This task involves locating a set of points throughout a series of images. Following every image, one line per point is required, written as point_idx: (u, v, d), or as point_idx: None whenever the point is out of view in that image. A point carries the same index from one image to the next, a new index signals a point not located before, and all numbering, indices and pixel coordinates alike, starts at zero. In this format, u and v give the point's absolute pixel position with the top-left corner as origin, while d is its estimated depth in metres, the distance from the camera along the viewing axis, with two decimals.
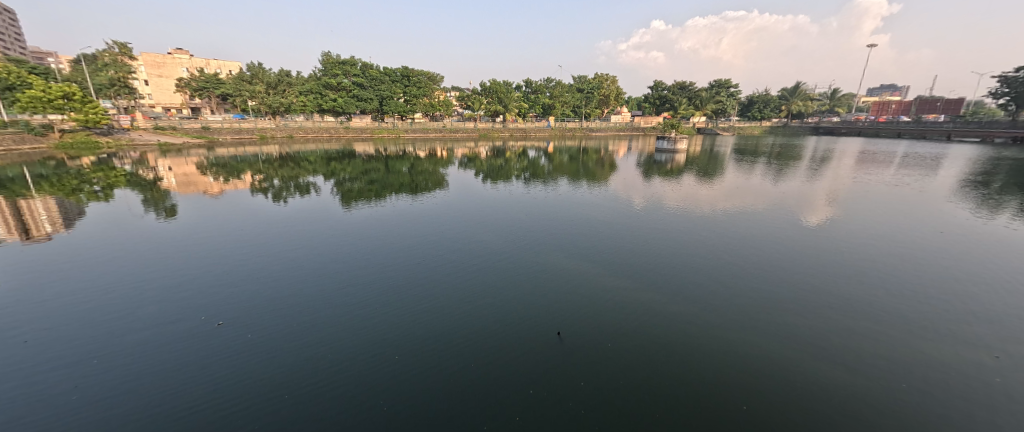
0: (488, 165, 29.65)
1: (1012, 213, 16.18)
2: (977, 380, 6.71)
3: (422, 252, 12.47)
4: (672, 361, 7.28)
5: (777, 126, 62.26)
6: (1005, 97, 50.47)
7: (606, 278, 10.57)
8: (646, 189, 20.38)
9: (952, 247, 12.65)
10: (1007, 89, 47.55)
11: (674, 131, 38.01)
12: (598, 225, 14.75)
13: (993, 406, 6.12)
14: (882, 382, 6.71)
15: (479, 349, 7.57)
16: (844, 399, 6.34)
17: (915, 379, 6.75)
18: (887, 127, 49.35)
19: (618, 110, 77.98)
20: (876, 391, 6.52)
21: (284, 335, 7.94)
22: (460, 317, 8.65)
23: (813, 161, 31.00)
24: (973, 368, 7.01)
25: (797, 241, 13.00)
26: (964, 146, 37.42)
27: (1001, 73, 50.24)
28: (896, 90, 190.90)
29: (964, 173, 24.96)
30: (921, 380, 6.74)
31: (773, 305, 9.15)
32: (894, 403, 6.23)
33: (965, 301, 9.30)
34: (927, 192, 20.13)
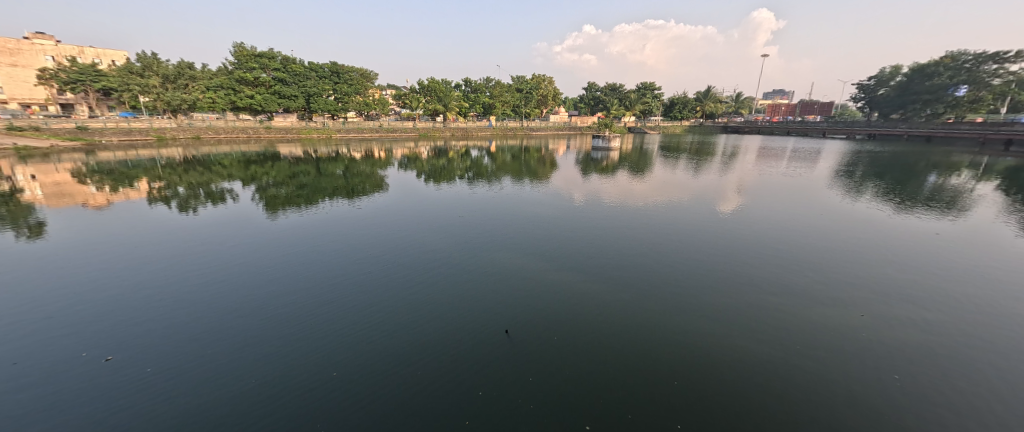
0: (430, 165, 28.57)
1: (875, 194, 19.20)
2: (879, 335, 7.48)
3: (351, 259, 11.30)
4: (621, 349, 7.07)
5: (697, 125, 68.08)
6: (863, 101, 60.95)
7: (548, 273, 10.22)
8: (586, 185, 20.74)
9: (842, 224, 14.37)
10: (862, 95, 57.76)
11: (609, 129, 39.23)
12: (542, 221, 14.67)
13: (894, 356, 6.84)
14: (811, 348, 7.06)
15: (416, 358, 6.78)
16: (782, 369, 6.54)
17: (832, 339, 7.35)
18: (785, 126, 56.22)
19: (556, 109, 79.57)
20: (804, 353, 6.92)
21: (189, 365, 6.63)
22: (395, 326, 7.77)
23: (725, 156, 34.26)
24: (877, 325, 7.80)
25: (720, 227, 13.80)
26: (839, 141, 44.12)
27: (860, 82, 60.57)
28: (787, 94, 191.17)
29: (842, 163, 29.28)
30: (837, 339, 7.35)
31: (709, 286, 9.44)
32: (825, 369, 6.52)
33: (860, 269, 10.41)
34: (815, 179, 23.13)
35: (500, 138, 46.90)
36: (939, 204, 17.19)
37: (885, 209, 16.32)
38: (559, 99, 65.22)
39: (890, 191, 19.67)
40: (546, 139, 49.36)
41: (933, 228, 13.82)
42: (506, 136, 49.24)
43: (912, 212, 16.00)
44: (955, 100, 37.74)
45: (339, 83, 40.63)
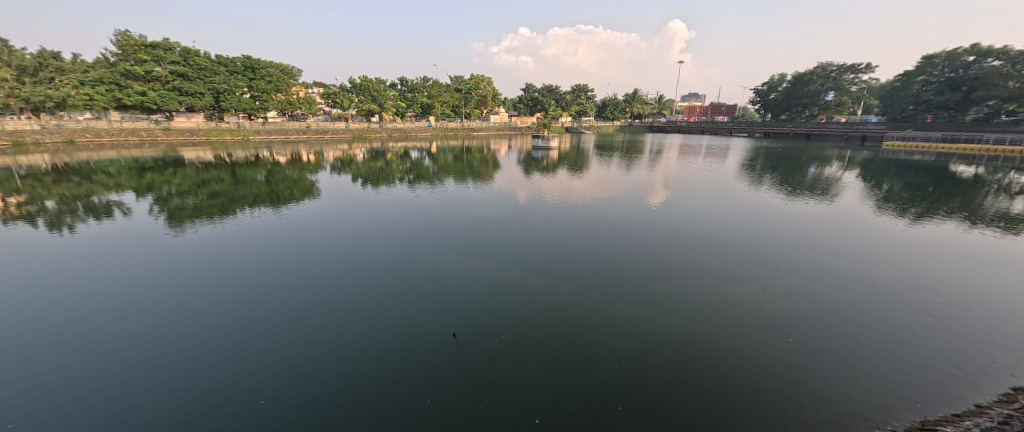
0: (366, 168, 26.60)
1: (773, 182, 21.56)
2: (807, 303, 7.99)
3: (268, 272, 9.82)
4: (573, 340, 6.78)
5: (628, 125, 72.13)
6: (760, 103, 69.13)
7: (492, 272, 9.72)
8: (528, 183, 20.52)
9: (760, 209, 15.58)
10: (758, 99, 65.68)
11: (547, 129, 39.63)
12: (489, 220, 14.16)
13: (822, 322, 7.30)
14: (751, 321, 7.33)
15: (349, 374, 5.88)
16: (727, 343, 6.67)
17: (769, 311, 7.70)
18: (703, 126, 61.51)
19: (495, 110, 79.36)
20: (745, 326, 7.15)
21: (54, 415, 5.15)
22: (322, 341, 6.75)
23: (652, 152, 36.41)
24: (804, 296, 8.35)
25: (656, 219, 14.23)
26: (745, 138, 49.39)
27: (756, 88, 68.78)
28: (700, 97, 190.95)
29: (749, 157, 32.63)
30: (772, 311, 7.72)
31: (654, 273, 9.54)
32: (765, 339, 6.75)
33: (782, 247, 11.21)
34: (727, 171, 25.38)
35: (439, 138, 45.59)
36: (822, 189, 19.49)
37: (781, 196, 18.07)
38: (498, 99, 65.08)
39: (784, 180, 22.27)
40: (486, 139, 48.92)
41: (817, 210, 15.43)
42: (445, 136, 47.97)
43: (800, 197, 17.83)
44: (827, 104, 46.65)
45: (255, 80, 36.84)
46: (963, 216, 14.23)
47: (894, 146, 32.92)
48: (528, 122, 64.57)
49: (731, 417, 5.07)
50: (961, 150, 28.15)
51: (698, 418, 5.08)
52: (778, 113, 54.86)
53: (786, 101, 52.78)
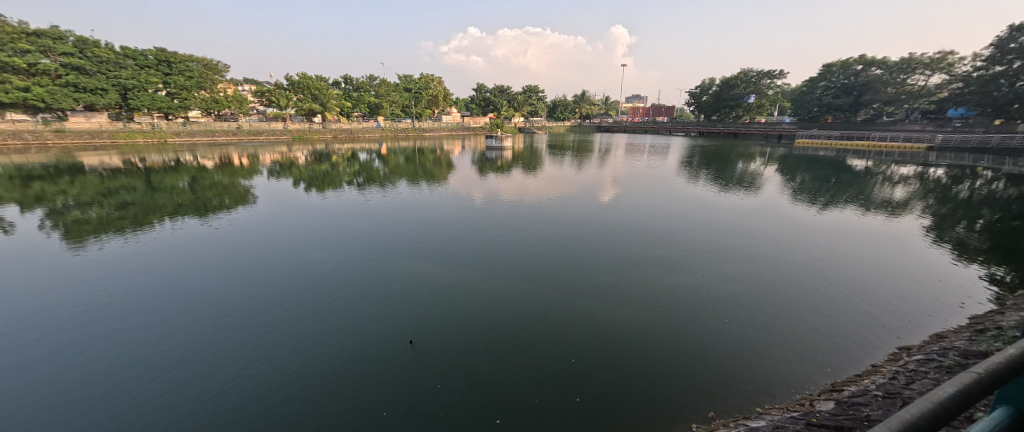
0: (309, 171, 24.51)
1: (705, 177, 22.99)
2: (759, 281, 8.19)
3: (177, 287, 8.17)
4: (537, 336, 6.27)
5: (578, 125, 73.87)
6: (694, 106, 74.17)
7: (450, 270, 8.86)
8: (484, 184, 19.92)
9: (706, 202, 16.23)
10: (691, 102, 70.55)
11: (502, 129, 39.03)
12: (447, 218, 13.36)
13: (773, 297, 7.48)
14: (710, 300, 7.34)
15: (283, 410, 4.88)
16: (690, 322, 6.58)
17: (725, 290, 7.78)
18: (647, 126, 64.55)
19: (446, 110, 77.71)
20: (705, 306, 7.13)
21: None
22: (248, 371, 5.58)
23: (601, 151, 37.39)
24: (755, 274, 8.57)
25: (612, 212, 14.26)
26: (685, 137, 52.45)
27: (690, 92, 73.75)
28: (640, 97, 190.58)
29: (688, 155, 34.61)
30: (728, 289, 7.82)
31: (617, 260, 9.37)
32: (723, 317, 6.76)
33: (731, 233, 11.59)
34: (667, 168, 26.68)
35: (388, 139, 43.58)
36: (751, 183, 20.81)
37: (721, 190, 19.01)
38: (450, 99, 63.66)
39: (713, 175, 23.93)
40: (438, 139, 47.61)
41: (745, 202, 16.24)
42: (395, 137, 45.98)
43: (730, 191, 18.80)
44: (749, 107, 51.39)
45: (171, 75, 32.84)
46: (857, 203, 15.51)
47: (804, 142, 35.93)
48: (481, 122, 63.81)
49: (702, 400, 4.83)
50: (858, 147, 31.92)
51: (669, 403, 4.79)
52: (710, 115, 58.83)
53: (715, 104, 57.15)
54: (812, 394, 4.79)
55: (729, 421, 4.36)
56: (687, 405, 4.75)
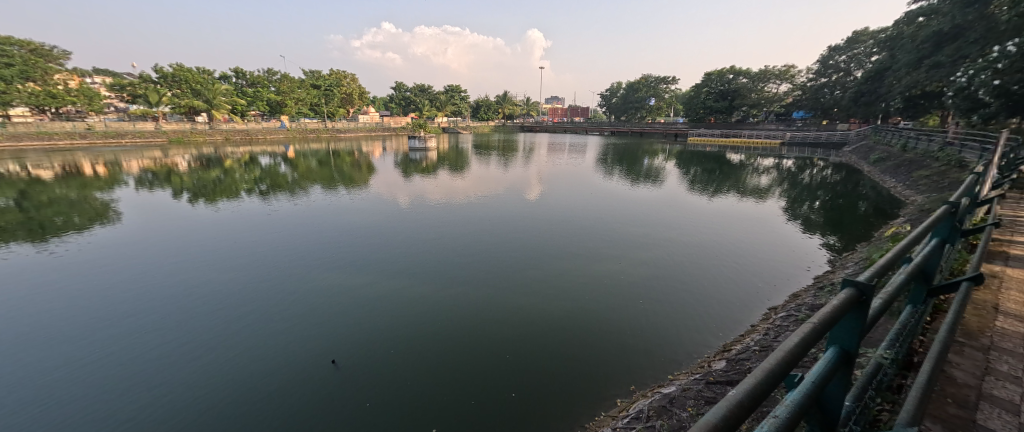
0: (195, 180, 21.14)
1: (620, 173, 24.74)
2: (672, 264, 9.03)
3: (12, 328, 6.42)
4: (471, 335, 6.18)
5: (501, 125, 74.70)
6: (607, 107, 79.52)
7: (375, 277, 8.32)
8: (409, 186, 19.03)
9: (621, 196, 17.45)
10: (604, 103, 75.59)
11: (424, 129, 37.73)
12: (369, 223, 12.46)
13: (683, 276, 8.32)
14: (632, 284, 7.90)
15: None
16: (616, 306, 7.01)
17: (644, 274, 8.43)
18: (566, 125, 67.60)
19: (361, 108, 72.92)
20: (627, 290, 7.65)
21: None
22: (126, 417, 4.63)
23: (526, 151, 38.11)
24: (668, 257, 9.43)
25: (538, 208, 14.65)
26: (600, 135, 55.99)
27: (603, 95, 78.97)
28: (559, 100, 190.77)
29: (604, 152, 36.95)
30: (647, 273, 8.48)
31: (548, 253, 9.58)
32: (643, 298, 7.31)
33: (647, 223, 12.62)
34: (587, 165, 28.12)
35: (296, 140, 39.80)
36: (657, 176, 23.05)
37: (633, 184, 20.73)
38: (365, 98, 60.09)
39: (626, 170, 25.78)
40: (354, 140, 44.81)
41: (652, 194, 17.87)
42: (304, 138, 42.06)
43: (640, 185, 20.62)
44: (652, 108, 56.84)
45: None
46: (736, 190, 18.09)
47: (697, 140, 40.67)
48: (401, 122, 61.38)
49: (626, 376, 5.21)
50: (737, 143, 37.18)
51: (597, 384, 5.07)
52: (619, 116, 63.73)
53: (624, 106, 62.00)
54: (709, 356, 5.49)
55: (648, 392, 4.75)
56: (613, 384, 5.08)
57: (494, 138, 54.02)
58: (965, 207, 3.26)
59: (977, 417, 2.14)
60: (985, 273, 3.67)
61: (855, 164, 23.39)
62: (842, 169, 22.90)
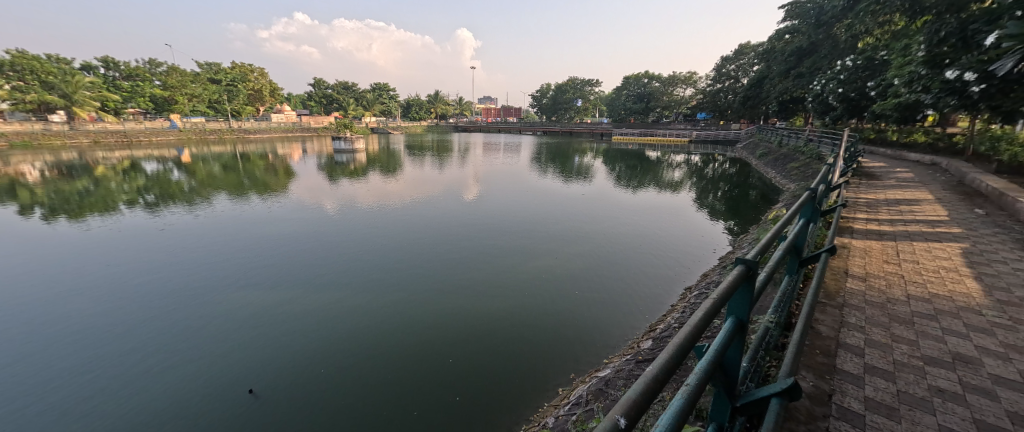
0: (55, 192, 17.51)
1: (552, 171, 25.48)
2: (605, 256, 9.57)
3: None
4: (407, 340, 5.91)
5: (433, 125, 73.13)
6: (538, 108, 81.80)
7: (302, 287, 7.71)
8: (335, 191, 17.87)
9: (554, 193, 18.01)
10: (535, 104, 77.68)
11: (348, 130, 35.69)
12: (292, 231, 11.48)
13: (615, 267, 8.87)
14: (570, 278, 8.23)
15: None
16: (556, 300, 7.23)
17: (580, 268, 8.82)
18: (499, 126, 68.25)
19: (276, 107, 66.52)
20: (566, 284, 7.94)
21: None
22: None
23: (461, 151, 37.80)
24: (602, 250, 9.98)
25: (474, 208, 14.67)
26: (532, 135, 57.27)
27: (534, 96, 81.21)
28: (491, 100, 190.87)
29: (536, 152, 37.89)
30: (583, 267, 8.88)
31: (489, 254, 9.57)
32: (581, 291, 7.63)
33: (580, 219, 13.23)
34: (520, 165, 28.62)
35: (192, 142, 34.90)
36: (585, 174, 24.23)
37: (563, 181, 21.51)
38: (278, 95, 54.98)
39: (557, 169, 26.67)
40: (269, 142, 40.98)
41: (582, 191, 18.74)
42: (201, 140, 36.99)
43: (570, 182, 21.57)
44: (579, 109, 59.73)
45: None
46: (654, 185, 19.72)
47: (621, 139, 43.56)
48: (322, 122, 57.37)
49: (565, 366, 5.38)
50: (654, 142, 40.43)
51: (539, 376, 5.14)
52: (550, 117, 65.98)
53: (554, 107, 64.33)
54: (638, 337, 5.96)
55: (586, 377, 4.98)
56: (554, 374, 5.21)
57: (427, 138, 52.93)
58: (821, 193, 3.99)
59: (838, 364, 2.64)
60: (839, 245, 4.50)
61: (746, 158, 26.88)
62: (738, 162, 26.20)
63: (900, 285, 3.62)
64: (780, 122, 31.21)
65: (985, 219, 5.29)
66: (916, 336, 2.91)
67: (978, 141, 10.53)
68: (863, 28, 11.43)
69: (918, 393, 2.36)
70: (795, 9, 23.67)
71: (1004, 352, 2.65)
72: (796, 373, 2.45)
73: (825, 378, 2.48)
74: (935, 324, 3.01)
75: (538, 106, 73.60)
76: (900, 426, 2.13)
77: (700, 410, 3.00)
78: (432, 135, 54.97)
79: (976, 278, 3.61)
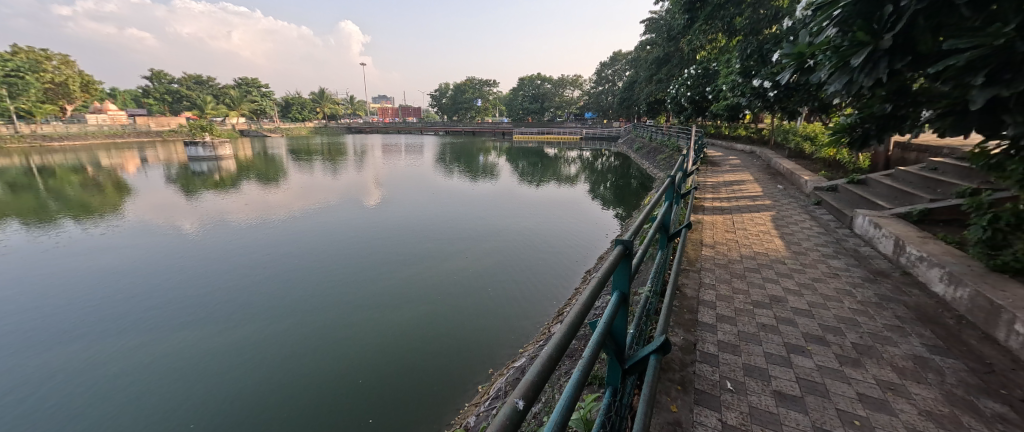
0: None
1: (451, 172, 25.19)
2: (512, 251, 10.01)
3: None
4: (311, 367, 5.45)
5: (321, 125, 66.61)
6: (437, 107, 80.29)
7: (178, 319, 6.67)
8: (196, 207, 15.18)
9: (457, 194, 17.95)
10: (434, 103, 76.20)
11: (207, 134, 30.37)
12: (145, 260, 9.60)
13: (522, 261, 9.34)
14: (481, 276, 8.44)
15: None
16: (469, 299, 7.38)
17: (489, 265, 9.09)
18: (396, 126, 65.27)
19: (101, 106, 53.20)
20: (477, 283, 8.12)
21: None
22: None
23: (354, 154, 35.25)
24: (508, 246, 10.40)
25: (373, 215, 13.97)
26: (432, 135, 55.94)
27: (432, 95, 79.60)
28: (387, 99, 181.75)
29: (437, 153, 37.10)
30: (492, 264, 9.17)
31: (397, 261, 9.33)
32: (492, 288, 7.89)
33: (486, 217, 13.49)
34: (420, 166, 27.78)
35: None
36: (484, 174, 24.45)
37: (462, 182, 21.41)
38: (98, 90, 43.88)
39: (457, 169, 26.47)
40: (87, 150, 32.46)
41: (484, 189, 19.03)
42: None
43: (472, 182, 21.68)
44: (478, 109, 60.36)
45: None
46: (551, 180, 20.98)
47: (520, 138, 45.25)
48: (171, 125, 47.84)
49: (484, 362, 5.58)
50: (550, 140, 42.93)
51: (459, 378, 5.21)
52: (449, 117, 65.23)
53: (453, 107, 63.90)
54: (547, 322, 6.41)
55: (504, 369, 5.18)
56: (475, 372, 5.34)
57: (314, 140, 48.07)
58: (679, 179, 4.78)
59: (700, 318, 3.24)
60: (694, 222, 5.48)
61: (627, 152, 30.26)
62: (620, 156, 29.39)
63: (736, 248, 4.57)
64: (649, 120, 35.90)
65: (782, 192, 6.96)
66: (747, 286, 3.73)
67: (777, 133, 13.68)
68: (699, 44, 13.80)
69: (750, 331, 3.04)
70: (653, 24, 27.41)
71: (798, 290, 3.56)
72: (670, 330, 2.96)
73: (691, 331, 3.04)
74: (759, 276, 3.90)
75: (436, 105, 72.33)
76: (741, 358, 2.72)
77: (599, 377, 3.40)
78: (320, 139, 50.10)
79: (780, 236, 4.75)
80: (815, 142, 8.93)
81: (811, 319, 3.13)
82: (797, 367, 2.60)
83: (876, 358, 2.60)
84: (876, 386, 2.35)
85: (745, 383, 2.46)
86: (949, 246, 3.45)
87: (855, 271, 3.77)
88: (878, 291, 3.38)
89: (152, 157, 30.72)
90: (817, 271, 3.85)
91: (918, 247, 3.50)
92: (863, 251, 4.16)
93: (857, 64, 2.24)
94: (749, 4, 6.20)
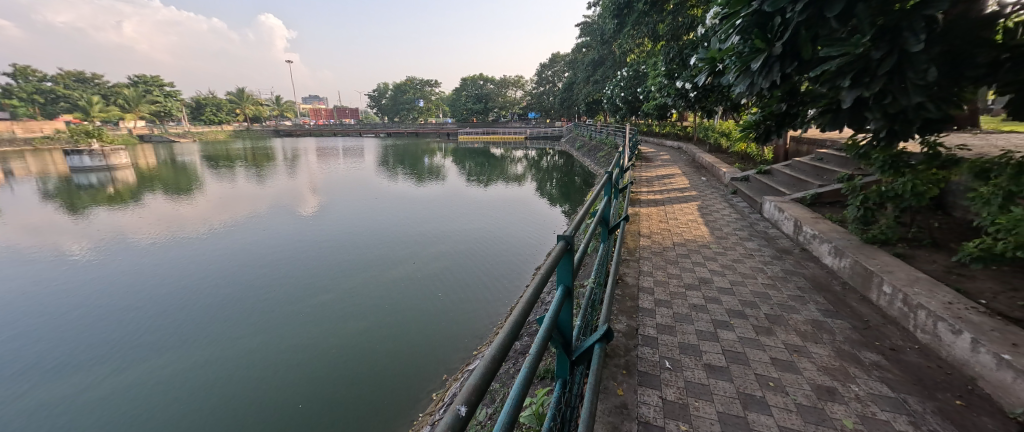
0: None
1: (393, 175, 24.23)
2: (461, 254, 9.93)
3: None
4: (255, 390, 5.13)
5: (244, 128, 60.80)
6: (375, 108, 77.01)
7: (83, 356, 5.86)
8: (88, 227, 13.14)
9: (400, 198, 17.36)
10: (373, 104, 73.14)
11: (96, 141, 26.22)
12: (25, 293, 8.19)
13: (473, 263, 9.31)
14: (431, 281, 8.32)
15: None
16: (421, 306, 7.28)
17: (439, 269, 8.96)
18: (331, 128, 61.58)
19: None
20: (428, 288, 7.99)
21: None
22: None
23: (284, 159, 32.75)
24: (457, 249, 10.28)
25: (310, 224, 13.15)
26: (371, 138, 53.45)
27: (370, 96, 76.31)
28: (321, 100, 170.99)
29: (376, 155, 35.47)
30: (442, 268, 9.05)
31: (343, 273, 8.94)
32: (443, 292, 7.82)
33: (433, 221, 13.21)
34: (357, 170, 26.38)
35: None
36: (430, 176, 23.84)
37: (408, 185, 20.76)
38: None
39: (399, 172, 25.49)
40: None
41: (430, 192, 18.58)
42: None
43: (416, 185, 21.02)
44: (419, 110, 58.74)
45: None
46: (497, 181, 20.97)
47: (464, 139, 44.82)
48: (46, 130, 40.64)
49: (437, 368, 5.54)
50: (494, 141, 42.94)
51: (415, 386, 5.17)
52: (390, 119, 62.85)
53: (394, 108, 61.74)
54: (500, 324, 6.47)
55: (458, 373, 5.17)
56: (430, 379, 5.31)
57: (237, 146, 43.80)
58: (616, 175, 5.06)
59: (640, 305, 3.48)
60: (631, 214, 5.85)
61: (569, 151, 31.14)
62: (563, 155, 30.20)
63: (669, 237, 4.95)
64: (587, 119, 37.44)
65: (706, 184, 7.63)
66: (679, 271, 4.07)
67: (700, 130, 14.89)
68: (628, 47, 14.67)
69: (683, 312, 3.32)
70: (587, 27, 28.60)
71: (722, 270, 3.96)
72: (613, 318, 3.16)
73: (633, 317, 3.25)
74: (689, 260, 4.27)
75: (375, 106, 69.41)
76: (677, 337, 2.97)
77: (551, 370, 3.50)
78: (243, 143, 45.74)
79: (705, 224, 5.23)
80: (731, 137, 9.86)
81: (732, 296, 3.49)
82: (723, 340, 2.90)
83: (784, 326, 2.97)
84: (784, 350, 2.69)
85: (680, 360, 2.69)
86: (834, 224, 4.03)
87: (765, 250, 4.26)
88: (784, 267, 3.85)
89: (20, 169, 25.92)
90: (736, 252, 4.30)
91: (812, 226, 4.04)
92: (772, 232, 4.71)
93: (755, 68, 2.55)
94: (669, 11, 6.73)
